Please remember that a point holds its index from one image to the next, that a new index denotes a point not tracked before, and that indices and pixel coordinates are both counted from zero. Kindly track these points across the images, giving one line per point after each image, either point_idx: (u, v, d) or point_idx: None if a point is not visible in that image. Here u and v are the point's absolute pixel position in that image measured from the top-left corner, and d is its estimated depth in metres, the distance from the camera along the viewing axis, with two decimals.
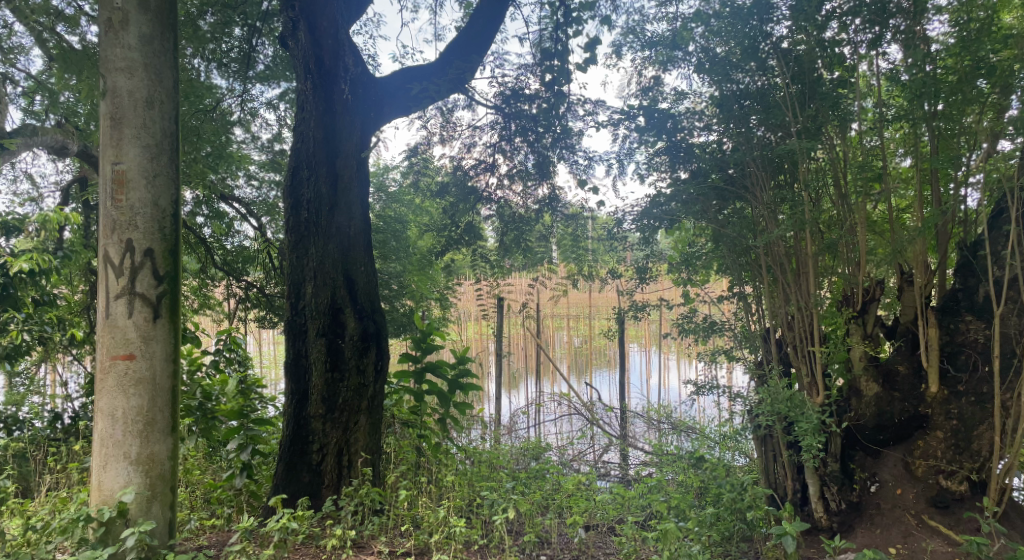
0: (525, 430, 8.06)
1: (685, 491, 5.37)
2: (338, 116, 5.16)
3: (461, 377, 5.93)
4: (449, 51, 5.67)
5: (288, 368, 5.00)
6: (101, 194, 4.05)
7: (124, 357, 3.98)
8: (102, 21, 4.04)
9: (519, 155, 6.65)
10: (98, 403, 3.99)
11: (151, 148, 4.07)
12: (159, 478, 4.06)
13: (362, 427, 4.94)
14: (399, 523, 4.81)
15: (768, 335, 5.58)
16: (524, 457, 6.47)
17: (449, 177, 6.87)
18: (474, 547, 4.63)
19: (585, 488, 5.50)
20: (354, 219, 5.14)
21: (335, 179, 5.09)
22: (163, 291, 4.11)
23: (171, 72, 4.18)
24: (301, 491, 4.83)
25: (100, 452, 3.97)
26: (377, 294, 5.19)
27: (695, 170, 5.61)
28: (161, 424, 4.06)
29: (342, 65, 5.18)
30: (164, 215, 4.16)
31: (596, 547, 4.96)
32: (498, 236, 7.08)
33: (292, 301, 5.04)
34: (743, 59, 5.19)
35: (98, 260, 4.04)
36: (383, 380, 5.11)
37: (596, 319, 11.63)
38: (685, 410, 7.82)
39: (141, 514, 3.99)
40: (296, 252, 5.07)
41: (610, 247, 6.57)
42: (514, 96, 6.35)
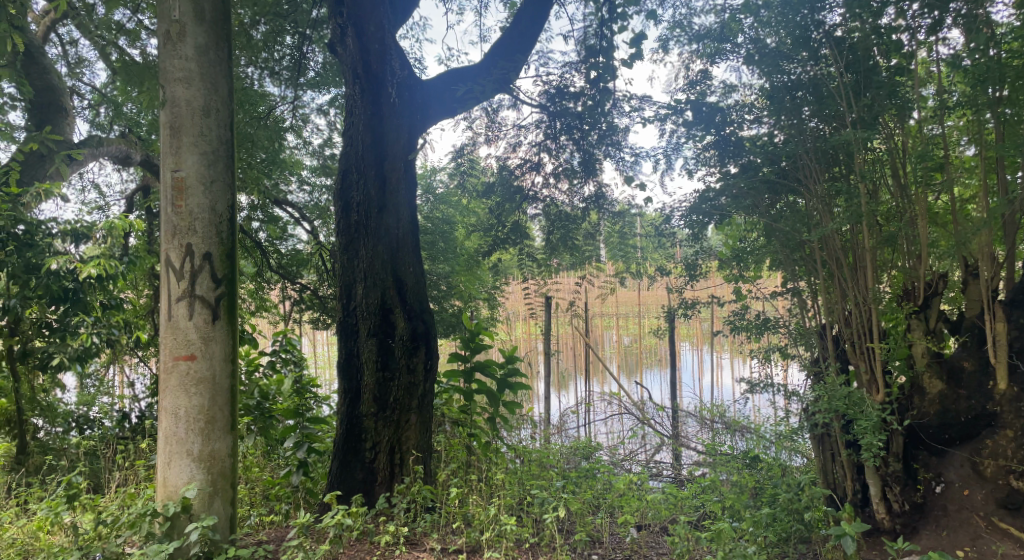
0: (575, 430, 7.99)
1: (739, 491, 5.21)
2: (386, 119, 5.24)
3: (510, 376, 5.93)
4: (494, 52, 5.69)
5: (339, 367, 5.09)
6: (162, 200, 4.20)
7: (186, 358, 4.12)
8: (161, 34, 4.19)
9: (564, 153, 6.63)
10: (162, 403, 4.14)
11: (208, 156, 4.21)
12: (221, 475, 4.20)
13: (413, 425, 5.01)
14: (451, 520, 4.85)
15: (824, 332, 5.44)
16: (574, 456, 6.45)
17: (496, 177, 6.93)
18: (525, 545, 4.62)
19: (637, 488, 5.42)
20: (402, 220, 5.21)
21: (383, 181, 5.18)
22: (221, 293, 4.25)
23: (225, 81, 4.32)
24: (356, 488, 4.90)
25: (165, 449, 4.12)
26: (426, 294, 5.26)
27: (746, 164, 5.49)
28: (221, 422, 4.19)
29: (389, 69, 5.26)
30: (221, 220, 4.30)
31: (649, 547, 4.89)
32: (545, 235, 7.09)
33: (343, 302, 5.14)
34: (794, 49, 5.07)
35: (160, 264, 4.20)
36: (432, 379, 5.18)
37: (647, 318, 11.55)
38: (739, 409, 7.68)
39: (204, 510, 4.13)
40: (347, 254, 5.17)
41: (659, 244, 6.49)
42: (559, 94, 6.29)
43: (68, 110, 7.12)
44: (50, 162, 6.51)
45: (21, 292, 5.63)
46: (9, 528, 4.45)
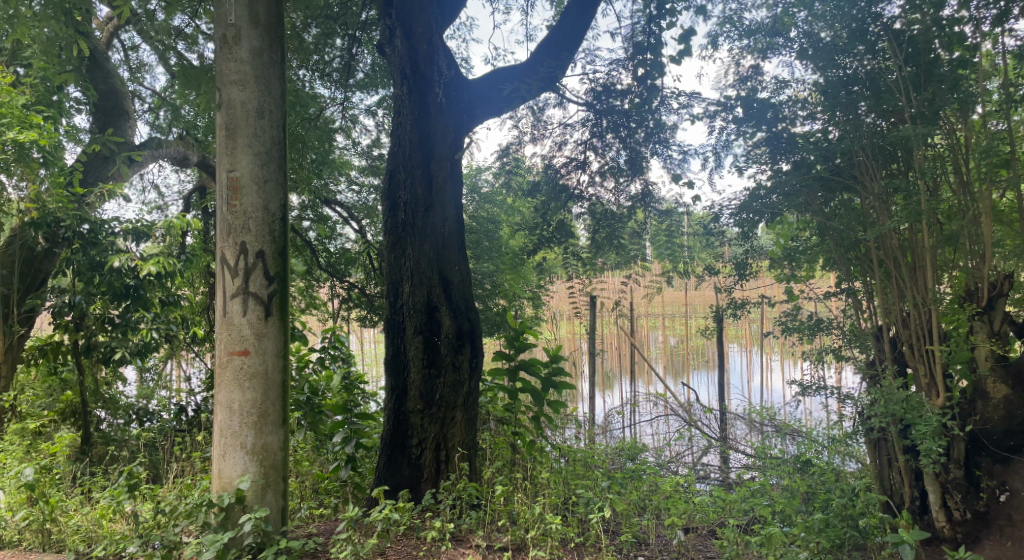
0: (620, 430, 7.90)
1: (790, 495, 5.10)
2: (433, 119, 5.28)
3: (555, 376, 5.93)
4: (541, 51, 5.69)
5: (387, 364, 5.18)
6: (217, 200, 4.32)
7: (240, 353, 4.24)
8: (218, 38, 4.31)
9: (611, 151, 6.63)
10: (217, 397, 4.26)
11: (261, 156, 4.32)
12: (273, 468, 4.30)
13: (458, 423, 5.04)
14: (496, 518, 4.85)
15: (880, 334, 5.28)
16: (619, 456, 6.41)
17: (541, 176, 6.94)
18: (570, 545, 4.60)
19: (683, 490, 5.32)
20: (448, 219, 5.25)
21: (430, 181, 5.22)
22: (274, 290, 4.36)
23: (279, 83, 4.42)
24: (402, 484, 4.96)
25: (220, 442, 4.24)
26: (472, 293, 5.29)
27: (798, 161, 5.35)
28: (273, 417, 4.29)
29: (436, 69, 5.30)
30: (274, 219, 4.40)
31: (696, 550, 4.81)
32: (590, 234, 7.11)
33: (391, 299, 5.21)
34: (850, 43, 4.94)
35: (216, 261, 4.33)
36: (478, 377, 5.21)
37: (693, 318, 11.41)
38: (790, 412, 7.50)
39: (256, 501, 4.24)
40: (394, 253, 5.24)
41: (707, 243, 6.39)
42: (606, 92, 6.25)
43: (130, 113, 7.39)
44: (113, 162, 6.77)
45: (85, 288, 5.90)
46: (74, 515, 4.63)
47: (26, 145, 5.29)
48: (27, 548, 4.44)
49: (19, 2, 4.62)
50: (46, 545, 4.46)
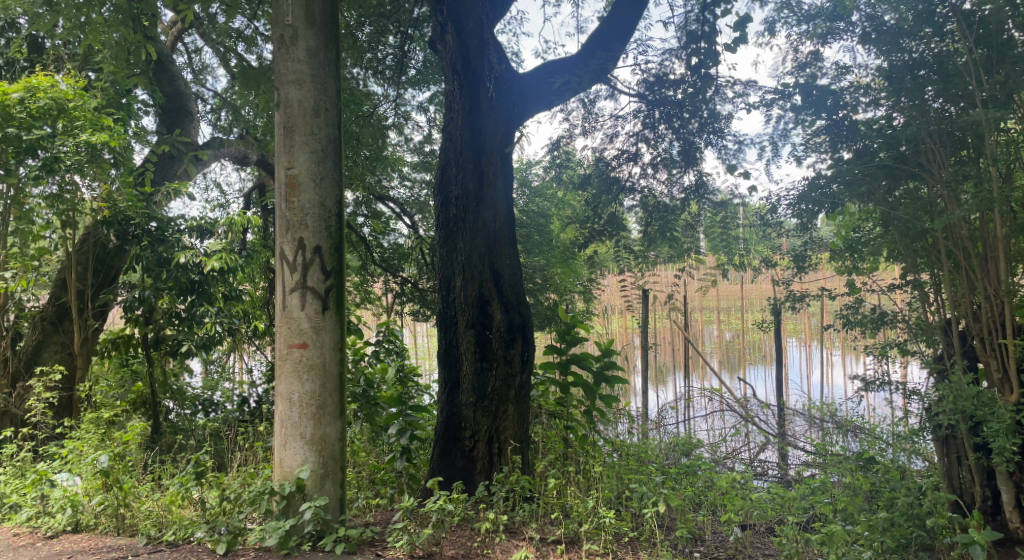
0: (674, 426, 7.76)
1: (853, 493, 4.96)
2: (484, 113, 5.30)
3: (607, 370, 5.91)
4: (591, 43, 5.65)
5: (440, 358, 5.25)
6: (276, 197, 4.44)
7: (299, 346, 4.35)
8: (276, 38, 4.43)
9: (663, 142, 6.56)
10: (278, 388, 4.39)
11: (317, 153, 4.42)
12: (331, 458, 4.41)
13: (510, 416, 5.07)
14: (548, 511, 4.82)
15: (949, 327, 5.08)
16: (673, 452, 6.35)
17: (592, 169, 6.93)
18: (624, 540, 4.54)
19: (740, 486, 5.19)
20: (499, 214, 5.27)
21: (480, 176, 5.25)
22: (330, 284, 4.46)
23: (334, 82, 4.52)
24: (456, 476, 5.01)
25: (281, 432, 4.37)
26: (523, 287, 5.29)
27: (860, 149, 5.22)
28: (331, 408, 4.40)
29: (487, 63, 5.32)
30: (330, 215, 4.50)
31: (755, 548, 4.70)
32: (642, 227, 7.05)
33: (443, 293, 5.28)
34: (916, 25, 4.77)
35: (275, 257, 4.45)
36: (530, 370, 5.22)
37: (750, 312, 11.20)
38: (851, 408, 7.31)
39: (316, 490, 4.35)
40: (446, 247, 5.30)
41: (764, 235, 6.37)
42: (658, 82, 6.15)
43: (194, 114, 7.66)
44: (178, 162, 7.07)
45: (154, 284, 6.17)
46: (146, 500, 4.81)
47: (97, 146, 5.49)
48: (102, 532, 4.63)
49: (91, 9, 4.83)
50: (119, 529, 4.63)
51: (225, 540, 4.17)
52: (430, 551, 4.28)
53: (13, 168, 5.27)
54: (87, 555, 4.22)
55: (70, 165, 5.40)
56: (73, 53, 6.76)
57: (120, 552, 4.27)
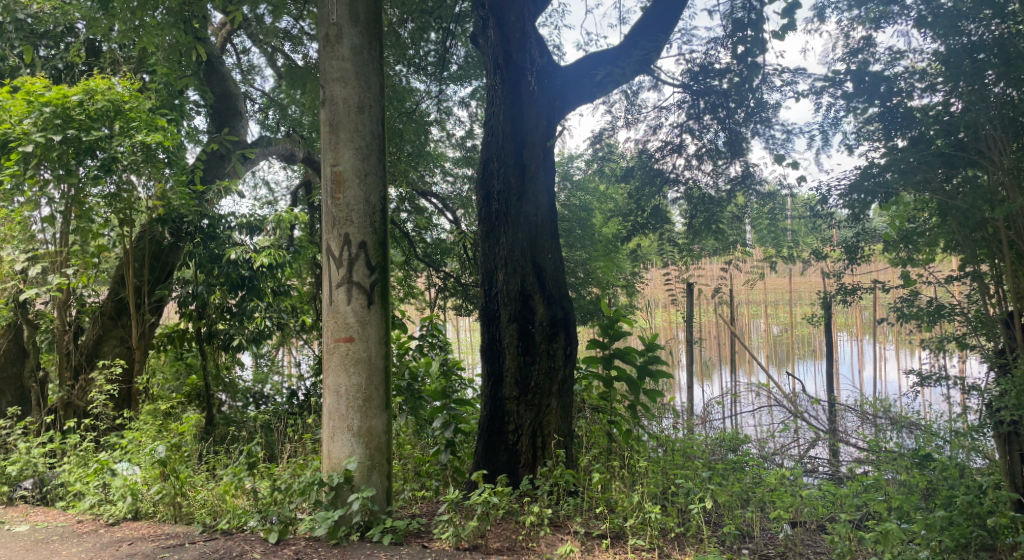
0: (720, 421, 7.60)
1: (908, 491, 4.81)
2: (526, 107, 5.29)
3: (651, 364, 5.84)
4: (634, 33, 5.58)
5: (484, 352, 5.28)
6: (322, 194, 4.52)
7: (345, 340, 4.43)
8: (321, 37, 4.50)
9: (708, 133, 6.47)
10: (325, 381, 4.47)
11: (362, 150, 4.48)
12: (378, 450, 4.47)
13: (554, 410, 5.05)
14: (594, 506, 4.84)
15: (1011, 320, 4.91)
16: (720, 448, 6.25)
17: (635, 161, 6.86)
18: (670, 535, 4.49)
19: (790, 483, 5.09)
20: (541, 207, 5.25)
21: (522, 169, 5.24)
22: (375, 279, 4.52)
23: (377, 79, 4.57)
24: (500, 469, 5.03)
25: (329, 424, 4.45)
26: (565, 281, 5.27)
27: (916, 137, 5.03)
28: (377, 401, 4.47)
29: (529, 57, 5.31)
30: (375, 211, 4.56)
31: (804, 545, 4.59)
32: (687, 219, 6.95)
33: (485, 288, 5.30)
34: (975, 7, 4.62)
35: (321, 252, 4.53)
36: (573, 364, 5.21)
37: (798, 306, 10.97)
38: (905, 404, 7.11)
39: (363, 482, 4.42)
40: (488, 242, 5.32)
41: (814, 226, 6.33)
42: (703, 72, 6.03)
43: (242, 114, 7.84)
44: (228, 161, 7.26)
45: (206, 280, 6.43)
46: (201, 489, 4.95)
47: (152, 146, 5.67)
48: (161, 519, 4.80)
49: (143, 13, 4.97)
50: (177, 517, 4.80)
51: (276, 529, 4.30)
52: (476, 543, 4.32)
53: (74, 168, 5.45)
54: (146, 542, 4.39)
55: (127, 164, 5.59)
56: (129, 56, 6.93)
57: (177, 539, 4.42)
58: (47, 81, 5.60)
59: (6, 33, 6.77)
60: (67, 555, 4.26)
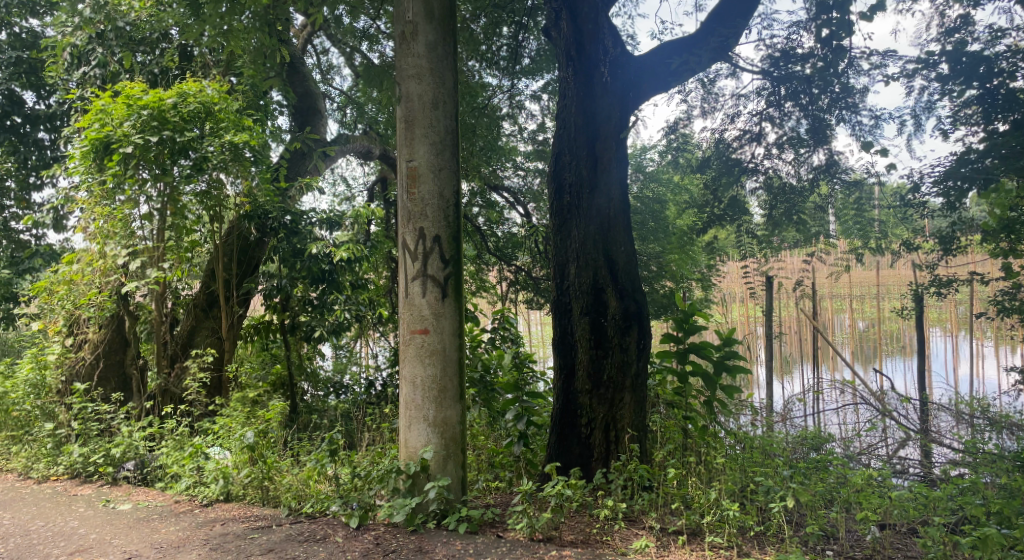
0: (802, 419, 7.22)
1: (1009, 496, 4.56)
2: (598, 98, 5.25)
3: (727, 359, 5.73)
4: (711, 20, 5.45)
5: (555, 345, 5.27)
6: (398, 189, 4.62)
7: (420, 332, 4.52)
8: (397, 35, 4.59)
9: (790, 121, 6.26)
10: (402, 372, 4.57)
11: (436, 145, 4.55)
12: (452, 440, 4.55)
13: (627, 404, 5.00)
14: (668, 502, 4.71)
15: None
16: (801, 446, 6.05)
17: (712, 151, 6.72)
18: (749, 534, 4.38)
19: (878, 484, 4.90)
20: (613, 199, 5.20)
21: (595, 161, 5.21)
22: (449, 272, 4.59)
23: (452, 75, 4.63)
24: (573, 462, 5.04)
25: (406, 414, 4.56)
26: (639, 273, 5.20)
27: (1018, 120, 4.98)
28: (451, 392, 4.54)
29: (602, 48, 5.27)
30: (449, 205, 4.63)
31: (896, 550, 4.34)
32: (766, 210, 6.79)
33: (557, 281, 5.29)
34: None
35: (397, 246, 4.64)
36: (647, 359, 5.14)
37: (887, 300, 10.56)
38: (1005, 404, 6.73)
39: (439, 471, 4.50)
40: (560, 234, 5.31)
41: (903, 216, 6.10)
42: (784, 58, 5.83)
43: (322, 113, 8.12)
44: (310, 158, 7.55)
45: (289, 273, 6.72)
46: (286, 474, 5.11)
47: (239, 146, 5.97)
48: (250, 502, 5.03)
49: (232, 18, 5.20)
50: (265, 499, 5.01)
51: (357, 515, 4.43)
52: (549, 535, 4.32)
53: (169, 167, 5.78)
54: (238, 523, 4.62)
55: (217, 163, 5.90)
56: (218, 59, 7.22)
57: (265, 521, 4.63)
58: (144, 85, 5.95)
59: (108, 41, 7.21)
60: (167, 533, 4.52)
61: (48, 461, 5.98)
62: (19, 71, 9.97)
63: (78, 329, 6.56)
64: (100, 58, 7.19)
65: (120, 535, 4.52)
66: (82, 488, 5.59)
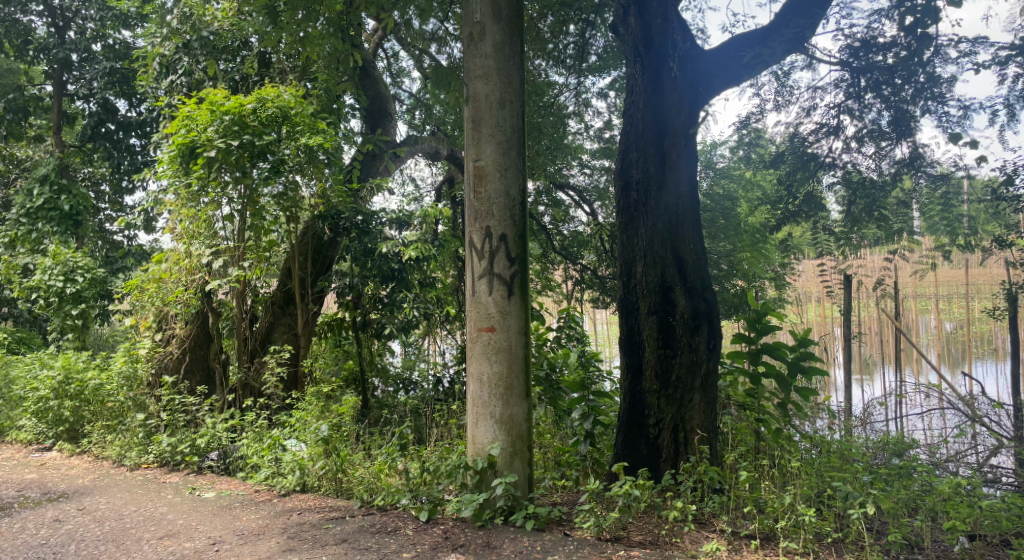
0: (883, 423, 6.98)
1: None
2: (667, 94, 5.17)
3: (803, 361, 5.54)
4: (786, 10, 5.31)
5: (622, 345, 5.25)
6: (465, 188, 4.68)
7: (487, 330, 4.56)
8: (465, 36, 4.65)
9: (870, 113, 6.03)
10: (469, 369, 4.63)
11: (503, 144, 4.59)
12: (519, 438, 4.58)
13: (696, 405, 4.91)
14: (741, 505, 4.59)
15: None
16: (883, 452, 5.81)
17: (786, 146, 6.60)
18: (826, 540, 4.23)
19: (966, 493, 4.66)
20: (682, 197, 5.11)
21: (663, 158, 5.13)
22: (515, 270, 4.62)
23: (519, 74, 4.66)
24: (641, 462, 4.99)
25: (473, 411, 4.61)
26: (708, 272, 5.11)
27: None
28: (518, 390, 4.57)
29: (671, 42, 5.17)
30: (515, 204, 4.65)
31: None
32: (844, 207, 6.59)
33: (624, 280, 5.23)
34: None
35: (464, 245, 4.70)
36: (717, 359, 5.03)
37: (977, 300, 10.03)
38: None
39: (505, 468, 4.53)
40: (627, 233, 5.26)
41: (994, 211, 5.77)
42: (865, 47, 5.74)
43: (392, 114, 8.30)
44: (380, 160, 7.75)
45: (361, 272, 6.93)
46: (359, 467, 5.25)
47: (314, 149, 6.22)
48: (325, 493, 5.19)
49: (307, 25, 5.35)
50: (338, 491, 5.17)
51: (427, 508, 4.50)
52: (617, 535, 4.29)
53: (249, 170, 6.02)
54: (313, 513, 4.78)
55: (293, 166, 6.15)
56: (295, 65, 7.47)
57: (339, 512, 4.78)
58: (226, 91, 6.20)
59: (193, 50, 7.59)
60: (248, 521, 4.73)
61: (139, 450, 6.32)
62: (112, 81, 10.49)
63: (168, 324, 6.94)
64: (187, 67, 7.53)
65: (205, 522, 4.75)
66: (171, 475, 5.91)
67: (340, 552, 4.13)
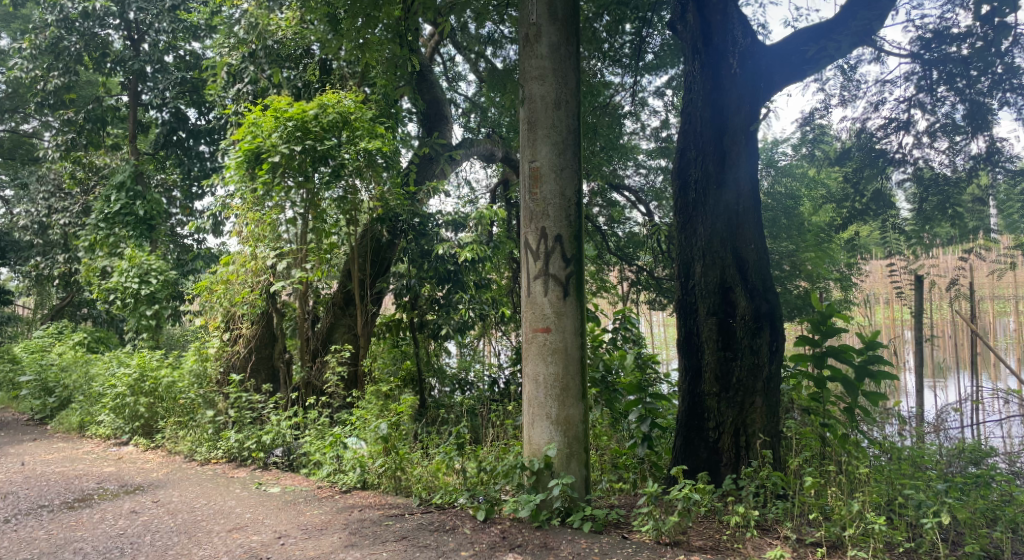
0: (959, 431, 6.68)
1: None
2: (726, 91, 5.08)
3: (871, 364, 5.29)
4: (851, 3, 5.16)
5: (681, 345, 5.15)
6: (521, 189, 4.69)
7: (543, 330, 4.56)
8: (521, 38, 4.67)
9: (943, 106, 5.74)
10: (525, 369, 4.63)
11: (558, 145, 4.58)
12: (575, 439, 4.56)
13: (758, 409, 4.80)
14: (806, 512, 4.46)
15: None
16: (958, 459, 5.56)
17: (852, 142, 6.42)
18: (898, 550, 4.07)
19: None
20: (742, 195, 5.01)
21: (722, 157, 5.03)
22: (571, 271, 4.60)
23: (575, 75, 4.65)
24: (700, 466, 4.88)
25: (529, 411, 4.61)
26: (769, 272, 4.98)
27: None
28: (574, 390, 4.56)
29: (730, 38, 5.07)
30: (570, 204, 4.65)
31: None
32: (915, 205, 6.34)
33: (682, 280, 5.15)
34: None
35: (520, 246, 4.71)
36: (780, 362, 4.91)
37: None
38: None
39: (562, 468, 4.52)
40: (685, 233, 5.17)
41: None
42: (937, 39, 5.58)
43: (448, 118, 8.40)
44: (437, 162, 7.85)
45: (418, 273, 7.07)
46: (417, 466, 5.29)
47: (373, 153, 6.36)
48: (384, 491, 5.27)
49: (366, 31, 5.46)
50: (397, 489, 5.24)
51: (484, 508, 4.54)
52: (677, 539, 4.19)
53: (311, 174, 6.21)
54: (374, 510, 4.87)
55: (352, 170, 6.30)
56: (354, 71, 7.62)
57: (399, 509, 4.85)
58: (289, 98, 6.39)
59: (258, 59, 7.86)
60: (311, 516, 4.85)
61: (209, 445, 6.57)
62: (184, 90, 11.08)
63: (234, 324, 7.03)
64: (252, 76, 7.79)
65: (271, 516, 4.90)
66: (239, 471, 6.11)
67: (400, 549, 4.19)
